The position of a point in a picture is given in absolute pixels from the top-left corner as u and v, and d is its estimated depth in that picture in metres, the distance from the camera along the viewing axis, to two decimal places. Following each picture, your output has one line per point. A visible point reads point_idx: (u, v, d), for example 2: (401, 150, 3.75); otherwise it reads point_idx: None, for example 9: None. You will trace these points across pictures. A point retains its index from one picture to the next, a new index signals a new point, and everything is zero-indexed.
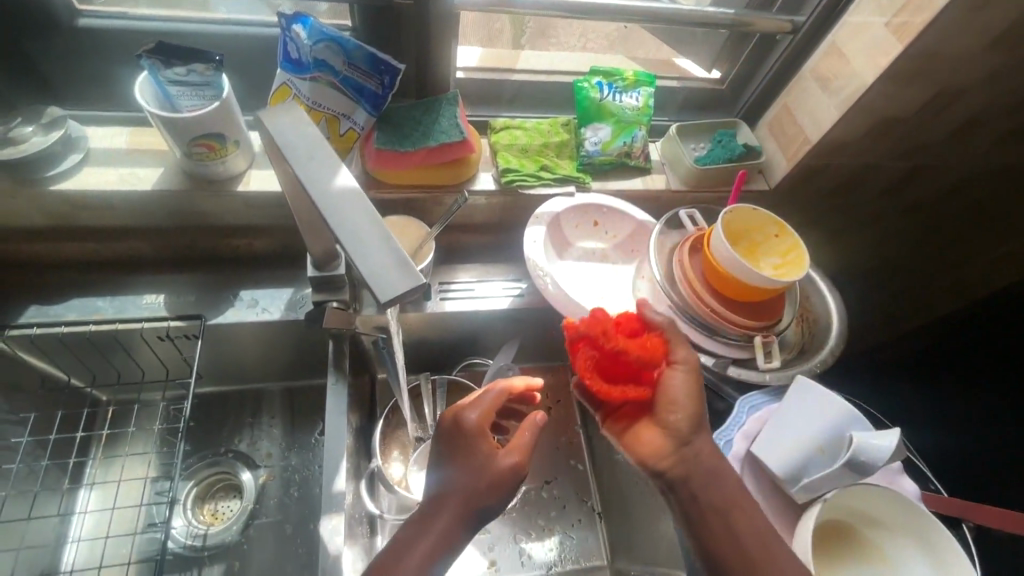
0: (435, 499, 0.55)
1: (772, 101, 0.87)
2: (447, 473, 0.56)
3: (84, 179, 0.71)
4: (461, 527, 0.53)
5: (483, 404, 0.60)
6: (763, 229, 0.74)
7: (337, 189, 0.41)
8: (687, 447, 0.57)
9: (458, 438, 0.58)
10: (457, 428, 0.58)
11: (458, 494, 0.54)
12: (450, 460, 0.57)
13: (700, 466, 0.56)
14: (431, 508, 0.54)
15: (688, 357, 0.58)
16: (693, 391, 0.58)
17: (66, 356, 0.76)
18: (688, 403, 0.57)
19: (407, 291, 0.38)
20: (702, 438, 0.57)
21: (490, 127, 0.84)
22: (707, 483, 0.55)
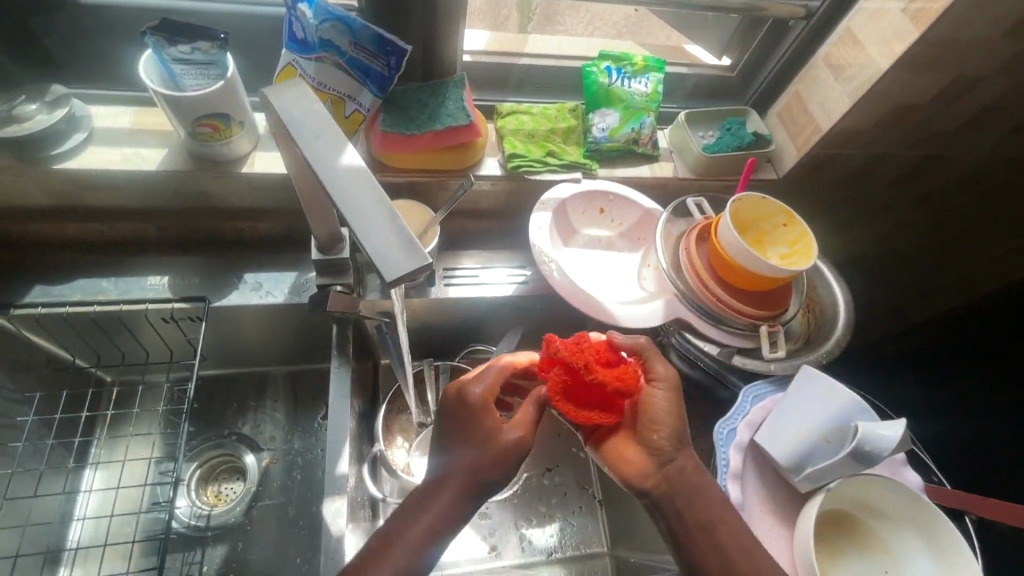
0: (437, 474, 0.55)
1: (784, 89, 0.86)
2: (451, 450, 0.56)
3: (88, 158, 0.70)
4: (463, 503, 0.54)
5: (486, 379, 0.59)
6: (771, 218, 0.73)
7: (343, 168, 0.41)
8: (670, 467, 0.57)
9: (461, 415, 0.57)
10: (461, 402, 0.57)
11: (461, 470, 0.54)
12: (453, 437, 0.56)
13: (685, 483, 0.56)
14: (432, 483, 0.55)
15: (666, 375, 0.58)
16: (673, 409, 0.58)
17: (71, 336, 0.76)
18: (669, 421, 0.58)
19: (413, 271, 0.37)
20: (683, 456, 0.58)
21: (496, 112, 0.83)
22: (692, 497, 0.56)
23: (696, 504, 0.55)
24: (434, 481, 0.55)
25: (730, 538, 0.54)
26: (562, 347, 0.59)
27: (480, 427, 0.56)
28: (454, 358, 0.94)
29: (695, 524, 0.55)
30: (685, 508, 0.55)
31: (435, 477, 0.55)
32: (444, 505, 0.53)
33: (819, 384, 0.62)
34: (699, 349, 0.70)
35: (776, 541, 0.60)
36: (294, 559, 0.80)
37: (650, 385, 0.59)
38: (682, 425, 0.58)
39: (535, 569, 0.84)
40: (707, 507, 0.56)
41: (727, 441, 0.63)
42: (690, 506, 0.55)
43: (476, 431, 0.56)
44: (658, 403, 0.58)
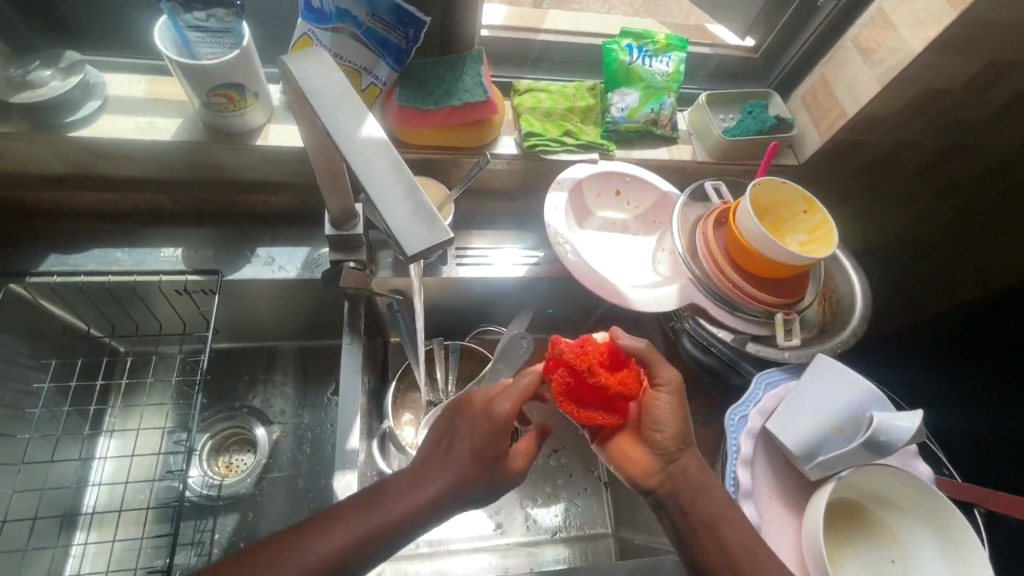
0: (436, 459, 0.54)
1: (809, 71, 0.83)
2: (455, 443, 0.55)
3: (102, 127, 0.70)
4: (452, 494, 0.52)
5: (514, 394, 0.56)
6: (790, 204, 0.72)
7: (364, 139, 0.40)
8: (673, 468, 0.55)
9: (474, 415, 0.56)
10: (487, 415, 0.55)
11: (460, 466, 0.53)
12: (461, 431, 0.55)
13: (688, 483, 0.55)
14: (429, 466, 0.54)
15: (671, 380, 0.57)
16: (678, 412, 0.56)
17: (85, 305, 0.77)
18: (675, 424, 0.56)
19: (435, 245, 0.37)
20: (688, 456, 0.56)
21: (513, 89, 0.82)
22: (695, 497, 0.55)
23: (700, 503, 0.55)
24: (432, 464, 0.54)
25: (732, 538, 0.54)
26: (566, 351, 0.57)
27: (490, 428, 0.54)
28: (464, 338, 0.94)
29: (697, 523, 0.54)
30: (688, 505, 0.55)
31: (432, 461, 0.55)
32: (436, 491, 0.52)
33: (834, 371, 0.62)
34: (712, 335, 0.70)
35: (783, 528, 0.60)
36: None
37: (654, 389, 0.57)
38: (687, 428, 0.56)
39: (540, 547, 0.86)
40: (710, 507, 0.55)
41: (738, 427, 0.63)
42: (692, 506, 0.55)
43: (484, 429, 0.54)
44: (663, 407, 0.56)
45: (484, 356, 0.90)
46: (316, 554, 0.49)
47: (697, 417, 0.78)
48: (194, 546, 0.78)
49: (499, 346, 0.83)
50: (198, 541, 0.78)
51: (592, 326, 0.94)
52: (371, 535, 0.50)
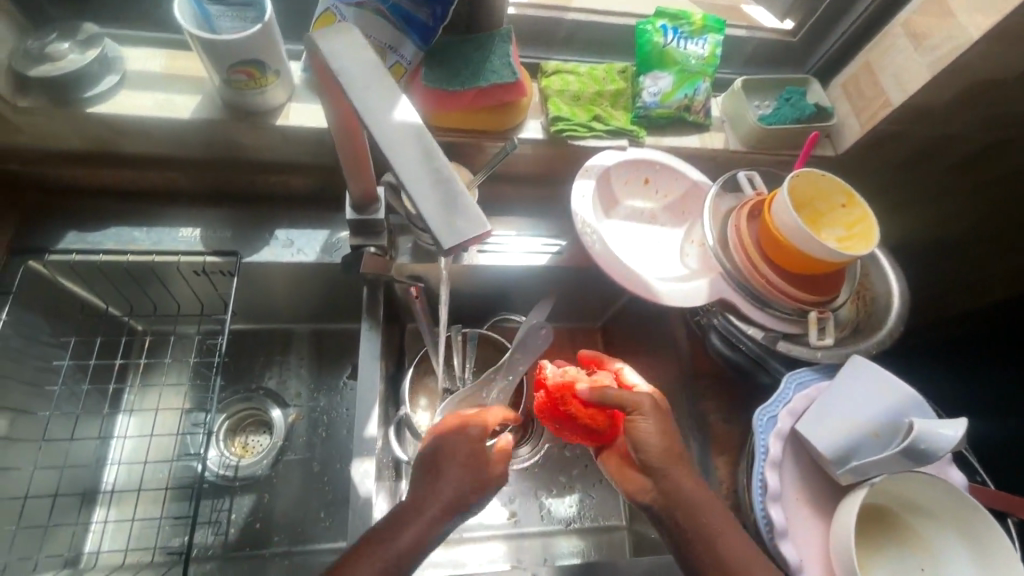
0: (433, 481, 0.56)
1: (852, 57, 0.79)
2: (445, 466, 0.57)
3: (121, 102, 0.68)
4: (460, 512, 0.55)
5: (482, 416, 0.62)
6: (828, 198, 0.68)
7: (396, 123, 0.38)
8: (662, 483, 0.57)
9: (456, 442, 0.59)
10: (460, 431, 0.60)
11: (459, 487, 0.56)
12: (450, 454, 0.58)
13: (680, 497, 0.56)
14: (429, 489, 0.56)
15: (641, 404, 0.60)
16: (659, 431, 0.59)
17: (104, 284, 0.76)
18: (655, 442, 0.58)
19: (471, 238, 0.35)
20: (672, 467, 0.57)
21: (540, 70, 0.79)
22: (689, 507, 0.55)
23: (694, 512, 0.55)
24: (431, 485, 0.56)
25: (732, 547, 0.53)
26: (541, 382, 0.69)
27: (477, 452, 0.58)
28: (482, 326, 0.92)
29: (692, 534, 0.55)
30: (682, 514, 0.56)
31: (430, 480, 0.56)
32: (444, 511, 0.54)
33: (868, 371, 0.60)
34: (741, 332, 0.68)
35: (810, 533, 0.58)
36: (318, 513, 0.81)
37: (630, 418, 0.59)
38: (671, 443, 0.59)
39: (554, 537, 0.85)
40: (704, 515, 0.55)
41: (766, 427, 0.61)
42: (687, 518, 0.55)
43: (471, 455, 0.58)
44: (638, 430, 0.59)
45: (502, 344, 0.88)
46: None
47: (720, 414, 0.76)
48: (211, 525, 0.78)
49: (519, 336, 0.81)
50: (215, 520, 0.79)
51: (612, 316, 0.92)
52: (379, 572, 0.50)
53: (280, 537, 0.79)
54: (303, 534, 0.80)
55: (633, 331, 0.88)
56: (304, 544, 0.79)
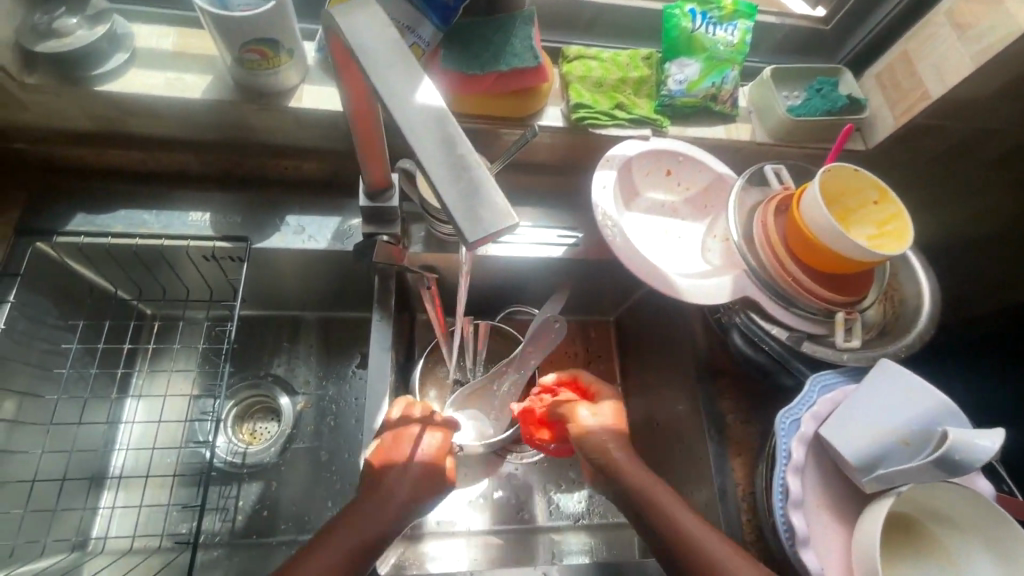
0: (388, 480, 0.59)
1: (888, 47, 0.76)
2: (400, 466, 0.61)
3: (131, 81, 0.66)
4: (418, 509, 0.59)
5: (436, 422, 0.67)
6: (860, 194, 0.66)
7: (420, 107, 0.36)
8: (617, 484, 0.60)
9: (409, 450, 0.62)
10: (414, 435, 0.64)
11: (415, 486, 0.60)
12: (404, 457, 0.62)
13: (636, 494, 0.59)
14: (385, 486, 0.59)
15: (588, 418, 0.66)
16: (602, 436, 0.64)
17: (112, 267, 0.75)
18: (599, 446, 0.63)
19: (498, 232, 0.33)
20: (622, 463, 0.61)
21: (562, 55, 0.76)
22: (647, 503, 0.58)
23: (652, 506, 0.57)
24: (386, 483, 0.59)
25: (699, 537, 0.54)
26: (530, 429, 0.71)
27: (434, 457, 0.63)
28: (494, 318, 0.91)
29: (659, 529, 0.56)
30: (641, 510, 0.58)
31: (382, 480, 0.59)
32: (399, 508, 0.58)
33: (899, 377, 0.58)
34: (764, 332, 0.65)
35: (830, 540, 0.57)
36: (325, 503, 0.80)
37: (580, 428, 0.65)
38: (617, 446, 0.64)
39: (562, 533, 0.83)
40: (663, 508, 0.57)
41: (789, 431, 0.59)
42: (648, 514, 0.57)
43: (424, 460, 0.62)
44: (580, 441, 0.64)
45: (514, 337, 0.87)
46: None
47: (737, 414, 0.74)
48: (219, 511, 0.78)
49: (530, 329, 0.79)
50: (222, 507, 0.78)
51: (627, 311, 0.90)
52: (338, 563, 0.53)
53: (286, 526, 0.78)
54: (309, 523, 0.79)
55: (647, 326, 0.86)
56: (309, 534, 0.78)
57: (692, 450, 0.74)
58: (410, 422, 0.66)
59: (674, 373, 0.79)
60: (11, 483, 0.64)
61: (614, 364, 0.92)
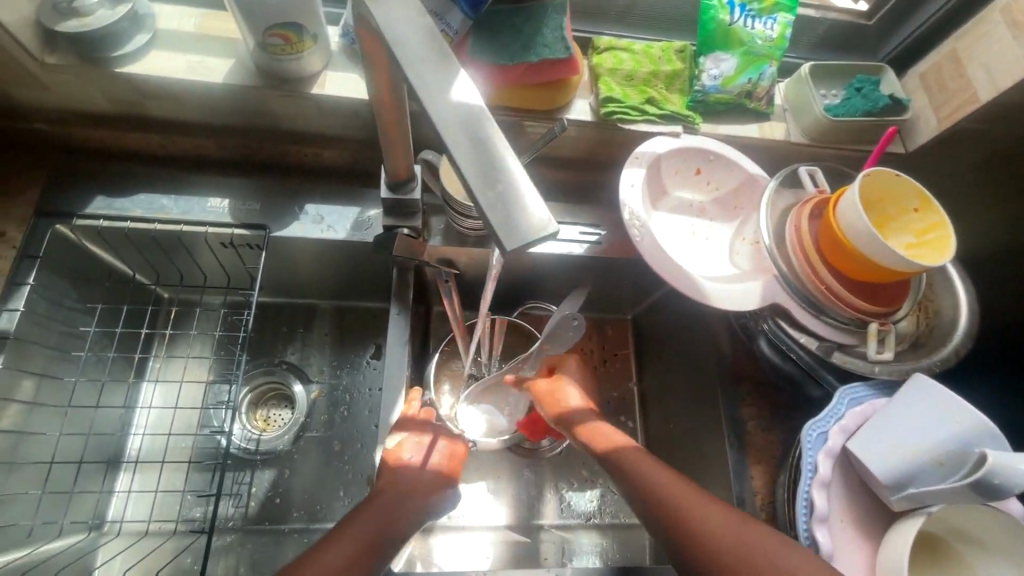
0: (400, 482, 0.59)
1: (935, 46, 0.73)
2: (414, 470, 0.61)
3: (152, 63, 0.65)
4: (427, 514, 0.59)
5: (452, 436, 0.67)
6: (899, 201, 0.63)
7: (455, 104, 0.34)
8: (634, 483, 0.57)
9: (425, 457, 0.63)
10: (429, 443, 0.64)
11: (423, 492, 0.59)
12: (421, 462, 0.63)
13: (652, 494, 0.55)
14: (400, 484, 0.59)
15: (561, 401, 0.72)
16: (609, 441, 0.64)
17: (130, 250, 0.74)
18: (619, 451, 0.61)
19: (535, 241, 0.32)
20: (631, 457, 0.60)
21: (592, 46, 0.74)
22: (662, 503, 0.54)
23: (669, 507, 0.53)
24: (399, 485, 0.59)
25: (719, 538, 0.50)
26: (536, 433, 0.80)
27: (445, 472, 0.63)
28: (512, 313, 0.89)
29: (674, 529, 0.52)
30: (661, 513, 0.54)
31: (395, 481, 0.59)
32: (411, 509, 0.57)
33: (933, 393, 0.56)
34: (793, 340, 0.64)
35: (854, 556, 0.55)
36: (337, 492, 0.80)
37: (592, 431, 0.67)
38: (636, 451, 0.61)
39: (573, 532, 0.82)
40: (680, 507, 0.53)
41: (815, 444, 0.58)
42: (665, 512, 0.53)
43: (437, 470, 0.63)
44: (591, 441, 0.66)
45: (530, 332, 0.85)
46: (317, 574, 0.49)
47: (759, 421, 0.72)
48: (233, 497, 0.78)
49: (548, 325, 0.76)
50: (236, 493, 0.78)
51: (646, 310, 0.89)
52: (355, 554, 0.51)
53: (297, 514, 0.78)
54: (320, 513, 0.79)
55: (665, 326, 0.84)
56: (320, 523, 0.78)
57: (712, 455, 0.72)
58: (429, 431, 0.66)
59: (694, 376, 0.77)
60: (29, 465, 0.64)
61: (631, 362, 0.91)
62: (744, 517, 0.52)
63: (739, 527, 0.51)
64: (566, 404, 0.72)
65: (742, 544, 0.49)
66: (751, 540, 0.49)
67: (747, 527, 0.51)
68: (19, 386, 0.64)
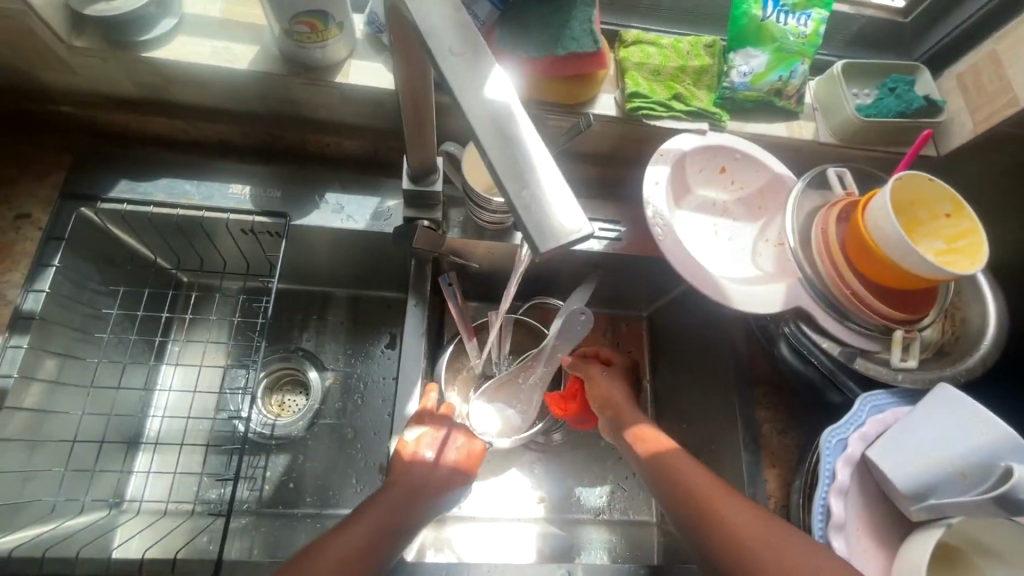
0: (415, 473, 0.59)
1: (974, 46, 0.71)
2: (430, 463, 0.61)
3: (178, 48, 0.65)
4: (439, 506, 0.59)
5: (468, 431, 0.66)
6: (931, 206, 0.61)
7: (489, 103, 0.34)
8: (660, 472, 0.58)
9: (441, 453, 0.63)
10: (445, 436, 0.64)
11: (438, 487, 0.59)
12: (437, 456, 0.62)
13: (679, 482, 0.56)
14: (415, 478, 0.59)
15: (608, 393, 0.71)
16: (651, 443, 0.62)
17: (151, 234, 0.75)
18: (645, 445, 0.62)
19: (568, 244, 0.31)
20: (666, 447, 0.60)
21: (619, 39, 0.73)
22: (690, 492, 0.55)
23: (697, 497, 0.54)
24: (415, 477, 0.59)
25: (745, 532, 0.50)
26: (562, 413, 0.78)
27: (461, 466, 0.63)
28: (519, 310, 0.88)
29: (701, 517, 0.53)
30: (683, 494, 0.55)
31: (409, 473, 0.59)
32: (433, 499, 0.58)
33: (959, 404, 0.54)
34: (815, 345, 0.63)
35: (869, 564, 0.55)
36: (349, 478, 0.81)
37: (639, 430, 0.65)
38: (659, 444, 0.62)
39: (582, 527, 0.81)
40: (709, 499, 0.53)
41: (834, 451, 0.58)
42: (692, 501, 0.54)
43: (454, 464, 0.62)
44: (637, 438, 0.64)
45: (537, 328, 0.84)
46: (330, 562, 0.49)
47: (775, 423, 0.71)
48: (248, 480, 0.79)
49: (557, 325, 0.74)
50: (251, 476, 0.78)
51: (664, 309, 0.88)
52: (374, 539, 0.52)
53: (310, 499, 0.79)
54: (333, 499, 0.79)
55: (682, 325, 0.83)
56: (333, 509, 0.79)
57: (724, 457, 0.72)
58: (445, 425, 0.66)
59: (710, 376, 0.77)
60: (53, 442, 0.65)
61: (644, 359, 0.90)
62: (767, 513, 0.52)
63: (766, 523, 0.51)
64: (618, 401, 0.70)
65: (770, 540, 0.50)
66: (780, 538, 0.50)
67: (772, 525, 0.51)
68: (42, 365, 0.64)
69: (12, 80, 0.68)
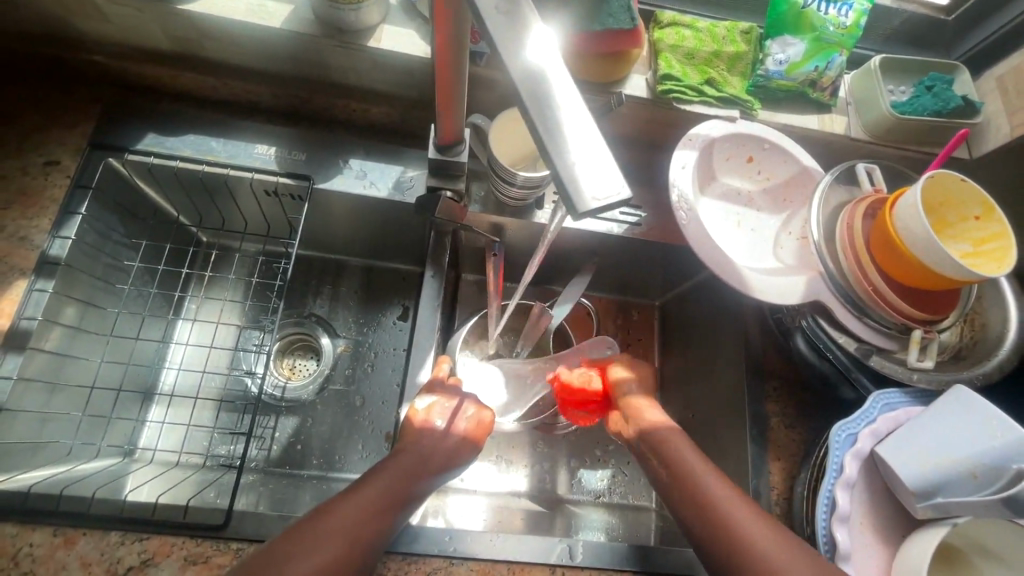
0: (425, 440, 0.60)
1: (1016, 48, 0.70)
2: (440, 430, 0.61)
3: (214, 2, 0.65)
4: (448, 472, 0.60)
5: (479, 402, 0.66)
6: (960, 207, 0.61)
7: (529, 63, 0.34)
8: (683, 489, 0.54)
9: (451, 421, 0.63)
10: (455, 407, 0.64)
11: (445, 453, 0.60)
12: (447, 424, 0.62)
13: (704, 504, 0.52)
14: (422, 446, 0.59)
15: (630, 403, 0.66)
16: (663, 436, 0.60)
17: (176, 192, 0.75)
18: (663, 432, 0.61)
19: (602, 207, 0.31)
20: (670, 448, 0.58)
21: (654, 21, 0.72)
22: (696, 489, 0.53)
23: (703, 496, 0.53)
24: (426, 443, 0.60)
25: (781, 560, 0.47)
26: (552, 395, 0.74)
27: (469, 437, 0.63)
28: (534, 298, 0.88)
29: (730, 548, 0.49)
30: (691, 500, 0.53)
31: (419, 442, 0.60)
32: (438, 473, 0.58)
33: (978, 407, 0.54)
34: (831, 339, 0.63)
35: (869, 559, 0.56)
36: (355, 445, 0.82)
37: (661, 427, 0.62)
38: (668, 431, 0.61)
39: (582, 508, 0.82)
40: (733, 518, 0.50)
41: (843, 445, 0.58)
42: (723, 528, 0.50)
43: (463, 434, 0.62)
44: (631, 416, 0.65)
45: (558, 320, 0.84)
46: (339, 519, 0.49)
47: (783, 418, 0.71)
48: (258, 439, 0.80)
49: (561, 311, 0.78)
50: (261, 436, 0.80)
51: (678, 299, 0.88)
52: (377, 504, 0.52)
53: (316, 461, 0.80)
54: (337, 462, 0.80)
55: (694, 315, 0.83)
56: (338, 472, 0.80)
57: (729, 448, 0.72)
58: (457, 396, 0.66)
59: (720, 368, 0.76)
60: (71, 387, 0.67)
61: (655, 347, 0.90)
62: (770, 518, 0.51)
63: (768, 525, 0.50)
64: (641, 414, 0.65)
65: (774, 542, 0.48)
66: (783, 542, 0.48)
67: (787, 537, 0.49)
68: (64, 312, 0.65)
69: (47, 24, 0.68)
